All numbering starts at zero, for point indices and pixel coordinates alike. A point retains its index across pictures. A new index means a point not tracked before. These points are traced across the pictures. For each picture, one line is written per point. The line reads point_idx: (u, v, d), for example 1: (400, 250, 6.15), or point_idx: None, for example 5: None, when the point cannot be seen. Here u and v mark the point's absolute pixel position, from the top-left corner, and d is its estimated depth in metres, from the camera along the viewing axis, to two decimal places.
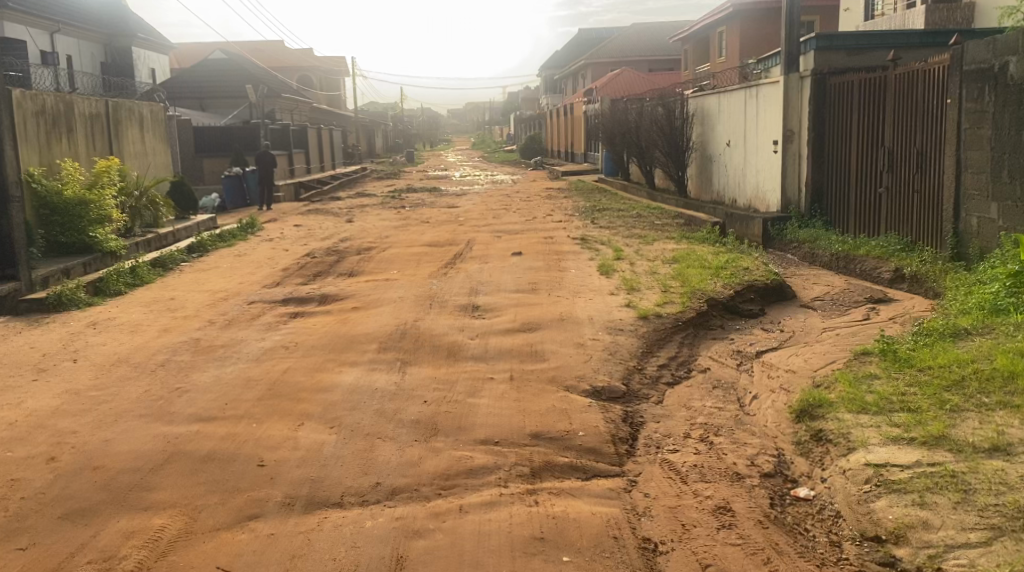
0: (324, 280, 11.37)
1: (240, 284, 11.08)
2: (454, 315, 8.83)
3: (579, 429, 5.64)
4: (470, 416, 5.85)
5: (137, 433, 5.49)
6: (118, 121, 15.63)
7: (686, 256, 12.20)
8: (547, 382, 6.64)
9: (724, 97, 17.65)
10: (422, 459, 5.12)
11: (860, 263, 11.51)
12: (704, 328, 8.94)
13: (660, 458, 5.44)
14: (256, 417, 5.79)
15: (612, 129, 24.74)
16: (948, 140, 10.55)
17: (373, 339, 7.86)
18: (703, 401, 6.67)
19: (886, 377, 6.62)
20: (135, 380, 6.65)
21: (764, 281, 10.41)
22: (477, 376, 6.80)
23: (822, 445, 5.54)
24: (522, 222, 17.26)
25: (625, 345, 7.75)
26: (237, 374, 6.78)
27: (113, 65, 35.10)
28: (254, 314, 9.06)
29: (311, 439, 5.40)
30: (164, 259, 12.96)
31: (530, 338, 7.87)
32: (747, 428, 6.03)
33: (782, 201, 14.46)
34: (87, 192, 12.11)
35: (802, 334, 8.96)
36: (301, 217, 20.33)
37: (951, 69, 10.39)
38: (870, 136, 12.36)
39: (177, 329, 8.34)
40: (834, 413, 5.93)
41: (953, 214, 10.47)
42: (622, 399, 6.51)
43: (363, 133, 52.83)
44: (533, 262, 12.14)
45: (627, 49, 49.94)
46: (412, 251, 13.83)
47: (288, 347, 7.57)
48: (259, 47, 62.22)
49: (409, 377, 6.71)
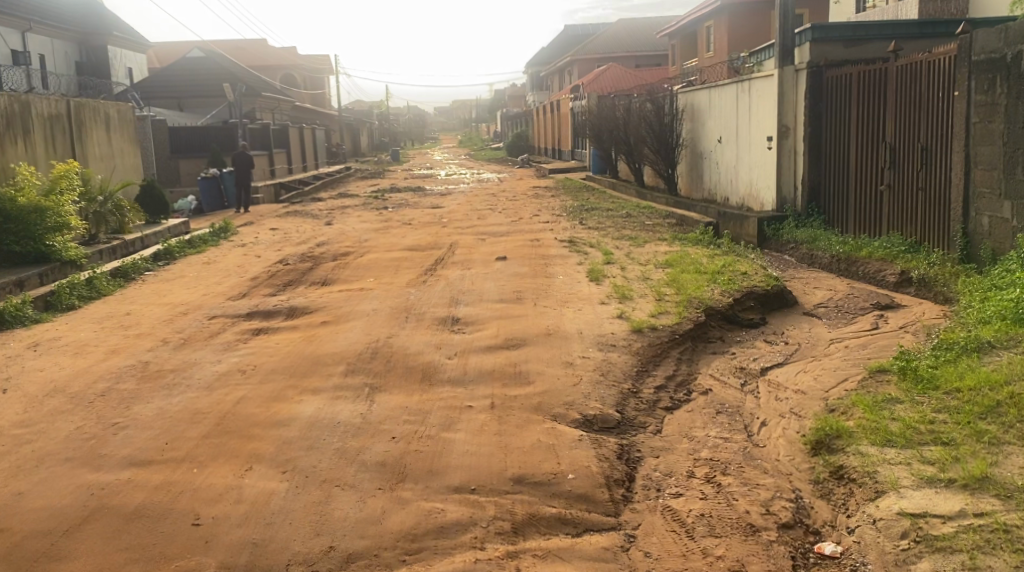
0: (295, 290, 10.63)
1: (204, 296, 10.33)
2: (432, 329, 8.10)
3: (568, 471, 4.94)
4: (444, 455, 5.14)
5: (58, 484, 4.77)
6: (82, 123, 14.85)
7: (680, 259, 11.52)
8: (533, 410, 5.92)
9: (715, 92, 16.92)
10: (385, 515, 4.44)
11: (863, 265, 10.83)
12: (703, 341, 8.25)
13: (662, 504, 4.75)
14: (198, 460, 5.07)
15: (599, 126, 24.02)
16: (956, 135, 9.88)
17: (340, 359, 7.14)
18: (707, 430, 5.96)
19: (909, 401, 5.91)
20: (68, 415, 5.91)
21: (765, 287, 9.73)
22: (454, 403, 6.09)
23: (845, 486, 4.85)
24: (507, 224, 16.54)
25: (618, 364, 7.03)
26: (183, 405, 6.05)
27: (89, 64, 34.20)
28: (213, 332, 8.31)
29: (259, 489, 4.70)
30: (128, 269, 12.17)
31: (514, 355, 7.17)
32: (757, 464, 5.31)
33: (777, 200, 13.76)
34: (44, 199, 11.33)
35: (809, 347, 8.25)
36: (279, 220, 19.54)
37: (959, 59, 9.71)
38: (871, 130, 11.67)
39: (127, 351, 7.59)
40: (856, 446, 5.24)
41: (961, 214, 9.81)
42: (616, 430, 5.82)
43: (348, 132, 52.03)
44: (518, 267, 11.43)
45: (615, 45, 49.21)
46: (392, 256, 13.09)
47: (244, 371, 6.84)
48: (240, 46, 61.23)
49: (378, 407, 5.99)
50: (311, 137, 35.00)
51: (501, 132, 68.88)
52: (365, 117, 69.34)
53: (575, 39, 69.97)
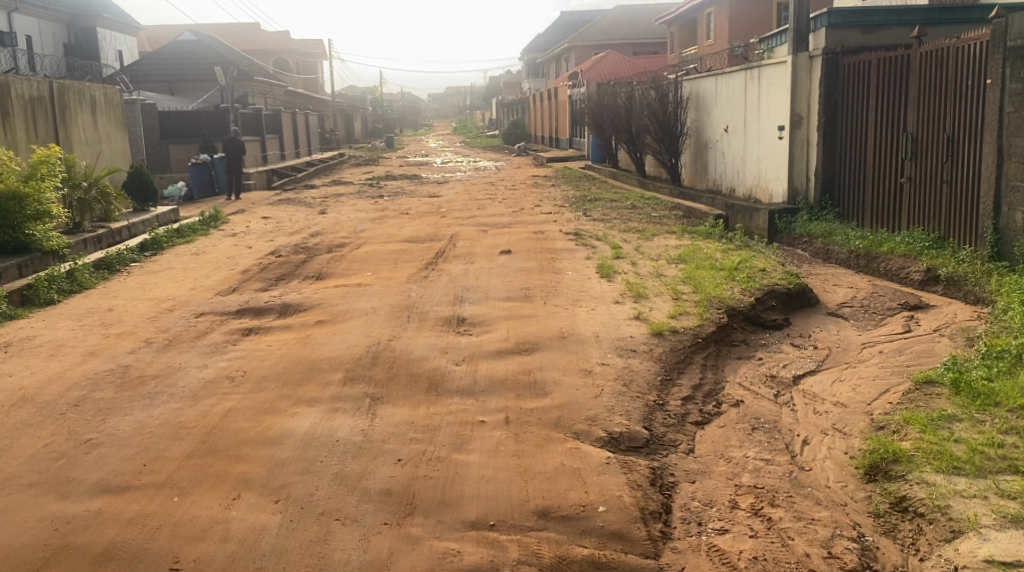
0: (288, 284, 10.00)
1: (191, 291, 9.69)
2: (436, 331, 7.50)
3: (598, 502, 4.40)
4: (457, 482, 4.57)
5: (18, 517, 4.20)
6: (65, 105, 14.14)
7: (693, 254, 10.93)
8: (553, 427, 5.34)
9: (722, 79, 16.29)
10: (392, 559, 3.91)
11: (884, 261, 10.25)
12: (726, 345, 7.65)
13: (706, 543, 4.26)
14: (179, 486, 4.48)
15: (600, 113, 23.37)
16: (988, 126, 9.26)
17: (338, 365, 6.54)
18: (745, 450, 5.40)
19: (969, 419, 5.36)
20: (34, 430, 5.29)
21: (786, 286, 9.15)
22: (465, 418, 5.49)
23: (912, 522, 4.37)
24: (508, 214, 15.92)
25: (641, 372, 6.43)
26: (165, 418, 5.45)
27: (76, 46, 33.30)
28: (200, 331, 7.68)
29: (248, 523, 4.13)
30: (113, 260, 11.54)
31: (527, 361, 6.59)
32: (807, 492, 4.79)
33: (789, 191, 13.14)
34: (23, 185, 10.60)
35: (840, 352, 7.69)
36: (271, 208, 18.87)
37: (991, 45, 9.10)
38: (891, 118, 11.08)
39: (106, 353, 6.98)
40: (917, 472, 4.70)
41: (992, 209, 9.21)
42: (645, 449, 5.24)
43: (341, 119, 51.28)
44: (524, 262, 10.82)
45: (611, 32, 48.44)
46: (389, 249, 12.47)
47: (233, 378, 6.25)
48: (233, 30, 60.28)
49: (381, 422, 5.39)
50: (304, 123, 34.24)
51: (497, 118, 67.93)
52: (359, 104, 68.48)
53: (571, 25, 68.99)
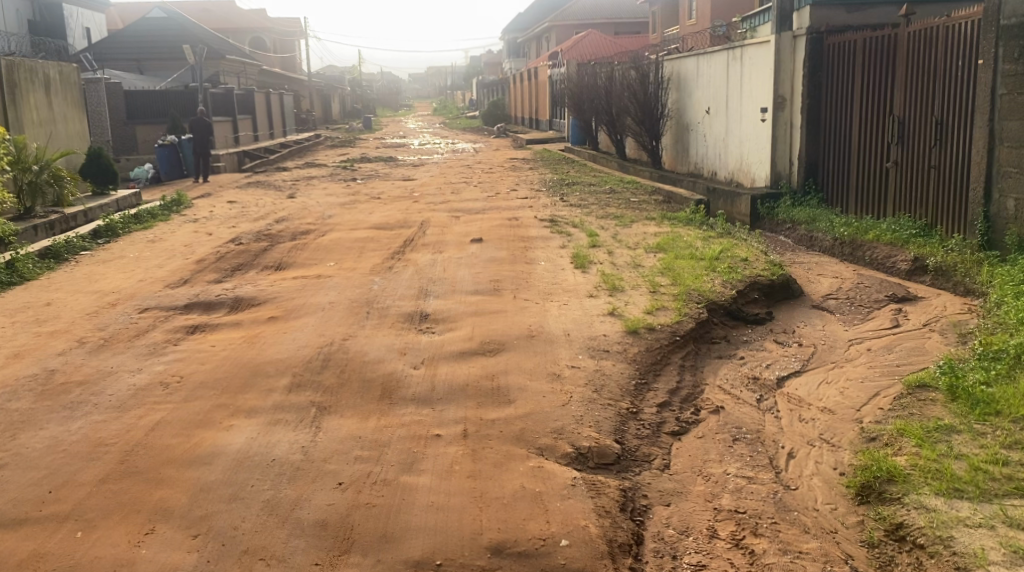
0: (244, 276, 9.41)
1: (140, 283, 9.09)
2: (396, 329, 6.97)
3: (560, 535, 3.92)
4: (402, 511, 4.07)
5: None
6: (14, 84, 13.41)
7: (671, 242, 10.43)
8: (514, 441, 4.83)
9: (703, 59, 15.76)
10: None
11: (869, 250, 9.77)
12: (705, 342, 7.15)
13: None
14: (85, 518, 3.98)
15: (580, 95, 22.78)
16: (978, 109, 8.76)
17: (285, 369, 6.00)
18: (725, 466, 4.92)
19: (969, 430, 4.89)
20: None
21: (769, 277, 8.65)
22: (419, 432, 4.98)
23: (911, 555, 3.94)
24: (483, 199, 15.37)
25: (614, 375, 5.93)
26: (84, 432, 4.91)
27: (42, 23, 32.22)
28: (140, 330, 7.11)
29: (157, 566, 3.66)
30: (61, 248, 10.91)
31: (490, 364, 6.07)
32: (793, 519, 4.33)
33: (771, 174, 12.63)
34: None
35: (826, 350, 7.22)
36: (239, 192, 18.20)
37: (983, 24, 8.59)
38: (878, 100, 10.57)
39: (32, 355, 6.40)
40: (915, 495, 4.24)
41: (982, 195, 8.72)
42: (616, 467, 4.75)
43: (318, 99, 50.28)
44: (495, 251, 10.29)
45: (592, 12, 47.68)
46: (356, 236, 11.89)
47: (168, 384, 5.71)
48: (207, 8, 58.92)
49: (324, 437, 4.86)
50: (278, 103, 33.39)
51: (478, 100, 66.96)
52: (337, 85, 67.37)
53: (552, 5, 68.07)
